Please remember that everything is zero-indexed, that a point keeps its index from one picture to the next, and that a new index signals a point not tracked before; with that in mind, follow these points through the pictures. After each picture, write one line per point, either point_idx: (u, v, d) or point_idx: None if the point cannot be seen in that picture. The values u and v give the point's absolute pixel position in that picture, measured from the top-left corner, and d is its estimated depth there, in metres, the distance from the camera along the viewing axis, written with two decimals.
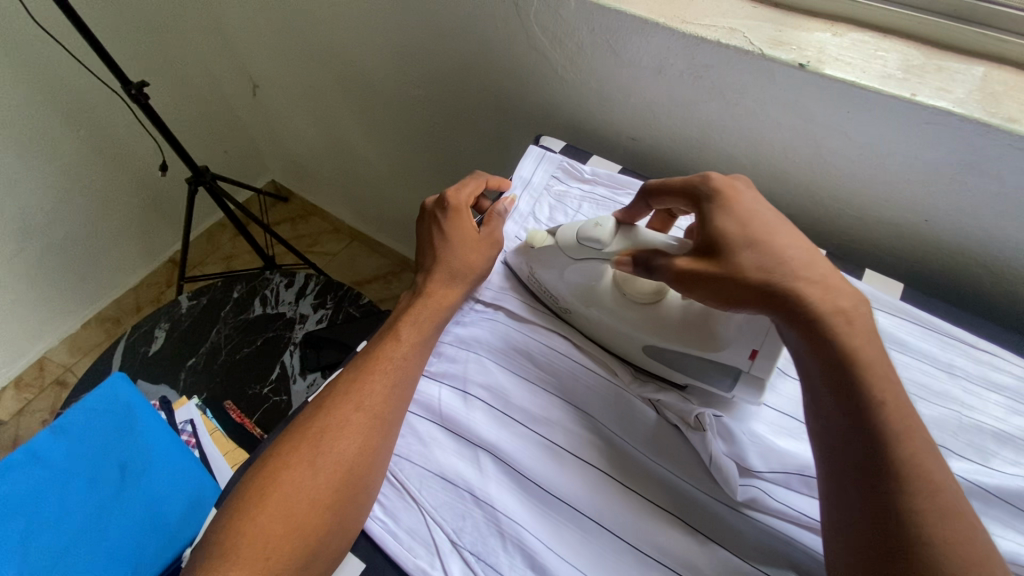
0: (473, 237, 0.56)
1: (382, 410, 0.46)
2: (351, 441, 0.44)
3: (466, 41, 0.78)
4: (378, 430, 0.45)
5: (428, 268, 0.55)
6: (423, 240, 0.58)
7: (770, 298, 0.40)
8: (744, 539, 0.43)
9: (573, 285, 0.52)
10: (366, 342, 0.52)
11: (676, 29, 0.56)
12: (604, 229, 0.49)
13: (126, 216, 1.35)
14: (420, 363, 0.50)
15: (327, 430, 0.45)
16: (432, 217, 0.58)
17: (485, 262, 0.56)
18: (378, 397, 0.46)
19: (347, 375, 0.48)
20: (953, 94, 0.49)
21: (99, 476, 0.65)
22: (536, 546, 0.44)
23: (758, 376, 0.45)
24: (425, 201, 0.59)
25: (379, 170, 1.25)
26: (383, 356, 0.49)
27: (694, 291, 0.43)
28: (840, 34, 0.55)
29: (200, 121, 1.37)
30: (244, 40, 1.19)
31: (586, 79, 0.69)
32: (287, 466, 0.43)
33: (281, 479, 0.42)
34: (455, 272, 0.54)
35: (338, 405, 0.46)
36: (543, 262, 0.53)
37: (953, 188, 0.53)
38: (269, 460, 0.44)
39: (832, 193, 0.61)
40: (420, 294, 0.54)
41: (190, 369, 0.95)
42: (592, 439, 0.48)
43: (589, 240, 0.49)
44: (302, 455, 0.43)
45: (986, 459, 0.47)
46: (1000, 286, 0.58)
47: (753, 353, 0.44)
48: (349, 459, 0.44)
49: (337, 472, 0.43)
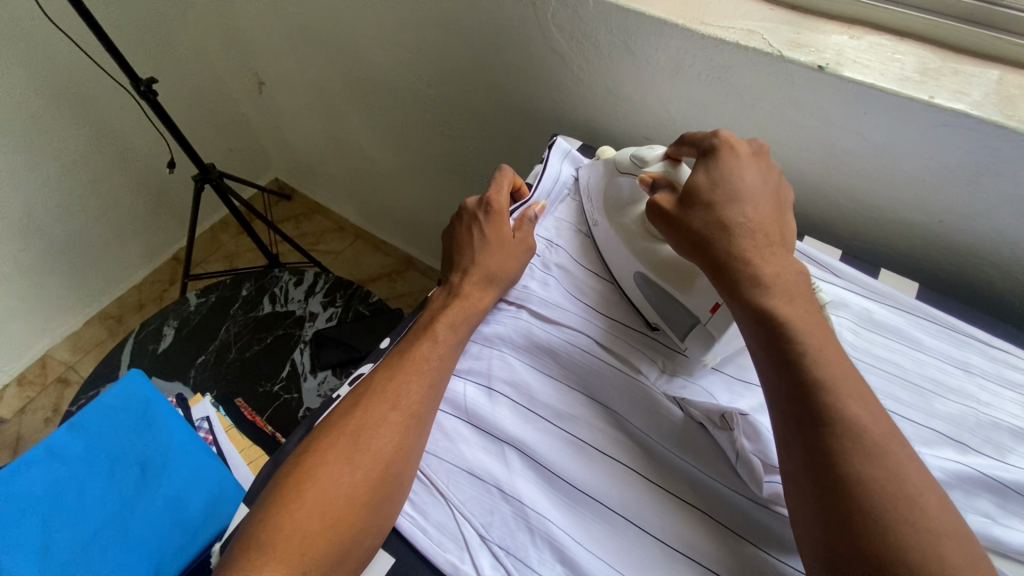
0: (510, 241, 0.56)
1: (417, 409, 0.47)
2: (388, 439, 0.45)
3: (482, 40, 0.78)
4: (413, 429, 0.46)
5: (463, 268, 0.56)
6: (460, 239, 0.58)
7: (707, 246, 0.45)
8: (771, 534, 0.44)
9: (609, 196, 0.57)
10: (398, 342, 0.52)
11: (695, 30, 0.57)
12: (654, 153, 0.53)
13: (130, 214, 1.34)
14: (451, 363, 0.51)
15: (365, 427, 0.45)
16: (471, 218, 0.58)
17: (519, 266, 0.56)
18: (414, 395, 0.47)
19: (382, 372, 0.49)
20: (970, 96, 0.50)
21: (120, 472, 0.65)
22: (566, 541, 0.44)
23: (710, 331, 0.48)
24: (463, 202, 0.60)
25: (387, 168, 1.25)
26: (419, 356, 0.49)
27: (660, 223, 0.49)
28: (857, 37, 0.55)
29: (205, 118, 1.37)
30: (251, 37, 1.19)
31: (602, 79, 0.70)
32: (325, 462, 0.43)
33: (319, 475, 0.43)
34: (492, 275, 0.55)
35: (373, 402, 0.46)
36: (600, 173, 0.59)
37: (968, 188, 0.54)
38: (306, 455, 0.44)
39: (847, 193, 0.62)
40: (456, 294, 0.54)
41: (200, 367, 0.95)
42: (618, 436, 0.48)
43: (637, 157, 0.54)
44: (340, 451, 0.44)
45: (1003, 455, 0.47)
46: (1009, 284, 0.60)
47: (714, 306, 0.47)
48: (386, 457, 0.44)
49: (375, 469, 0.44)
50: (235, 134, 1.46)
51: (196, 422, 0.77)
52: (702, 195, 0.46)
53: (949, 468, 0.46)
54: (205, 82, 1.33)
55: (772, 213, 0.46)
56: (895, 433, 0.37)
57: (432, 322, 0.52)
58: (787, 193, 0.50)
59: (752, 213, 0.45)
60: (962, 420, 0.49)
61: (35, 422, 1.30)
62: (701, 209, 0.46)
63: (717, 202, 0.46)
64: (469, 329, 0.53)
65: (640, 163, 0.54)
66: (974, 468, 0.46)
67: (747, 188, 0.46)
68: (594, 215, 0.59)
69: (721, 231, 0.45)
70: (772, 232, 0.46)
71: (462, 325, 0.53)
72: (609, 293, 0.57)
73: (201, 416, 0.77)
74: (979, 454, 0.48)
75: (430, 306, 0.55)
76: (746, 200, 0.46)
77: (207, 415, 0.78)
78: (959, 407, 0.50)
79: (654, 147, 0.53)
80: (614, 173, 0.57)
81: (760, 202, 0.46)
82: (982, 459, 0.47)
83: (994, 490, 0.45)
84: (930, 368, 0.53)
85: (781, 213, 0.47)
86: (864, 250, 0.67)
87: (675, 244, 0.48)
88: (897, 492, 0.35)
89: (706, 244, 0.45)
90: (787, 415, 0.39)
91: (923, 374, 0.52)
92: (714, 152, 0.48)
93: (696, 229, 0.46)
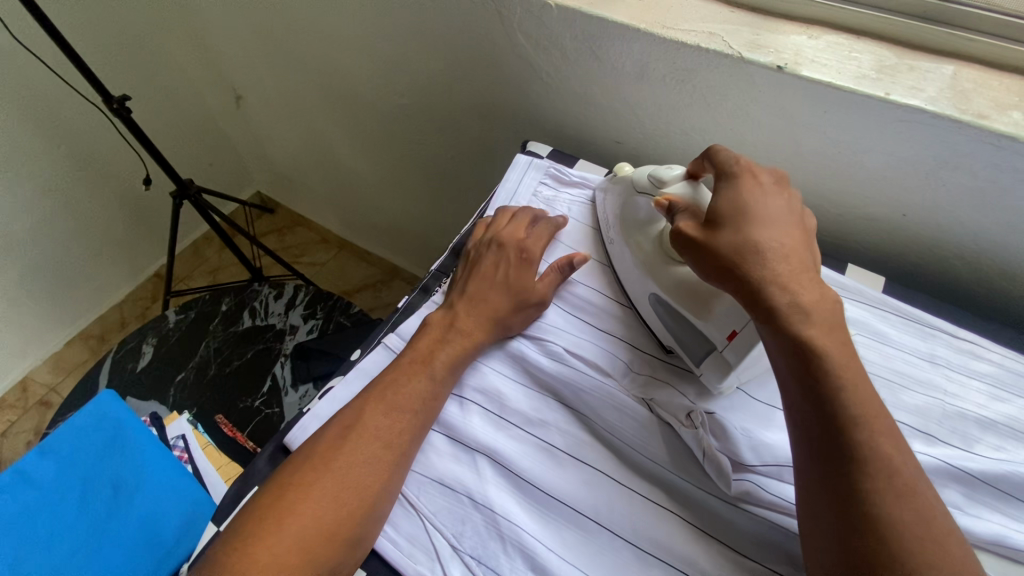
0: (513, 272, 0.56)
1: (404, 446, 0.46)
2: (375, 476, 0.44)
3: (452, 48, 0.78)
4: (399, 466, 0.46)
5: (467, 301, 0.55)
6: (470, 271, 0.58)
7: (733, 271, 0.42)
8: (742, 533, 0.44)
9: (626, 215, 0.56)
10: (383, 372, 0.51)
11: (657, 35, 0.58)
12: (673, 174, 0.51)
13: (109, 232, 1.32)
14: (440, 394, 0.50)
15: (357, 465, 0.44)
16: (482, 249, 0.59)
17: (508, 298, 0.54)
18: (402, 432, 0.47)
19: (367, 398, 0.48)
20: (925, 92, 0.51)
21: (92, 494, 0.65)
22: (538, 548, 0.44)
23: (727, 358, 0.46)
24: (475, 232, 0.61)
25: (366, 178, 1.24)
26: (411, 390, 0.48)
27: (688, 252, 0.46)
28: (815, 37, 0.56)
29: (182, 134, 1.36)
30: (225, 51, 1.18)
31: (571, 85, 0.71)
32: (308, 498, 0.42)
33: (302, 512, 0.42)
34: (496, 319, 0.53)
35: (364, 437, 0.45)
36: (618, 193, 0.57)
37: (929, 182, 0.55)
38: (285, 489, 0.43)
39: (812, 191, 0.63)
40: (452, 327, 0.53)
41: (179, 385, 0.94)
42: (590, 440, 0.48)
43: (653, 178, 0.52)
44: (325, 488, 0.43)
45: (970, 445, 0.48)
46: (974, 274, 0.60)
47: (732, 334, 0.45)
48: (371, 494, 0.44)
49: (360, 506, 0.43)
50: (214, 148, 1.46)
51: (171, 441, 0.76)
52: (729, 216, 0.44)
53: (915, 460, 0.46)
54: (182, 98, 1.32)
55: (800, 239, 0.43)
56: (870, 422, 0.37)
57: (433, 355, 0.51)
58: (812, 225, 0.47)
59: (779, 237, 0.42)
60: (929, 412, 0.50)
61: (17, 444, 1.29)
62: (727, 230, 0.43)
63: (743, 224, 0.43)
64: (475, 354, 0.52)
65: (658, 184, 0.52)
66: (941, 459, 0.46)
67: (771, 214, 0.43)
68: (609, 232, 0.58)
69: (748, 256, 0.42)
70: (801, 257, 0.42)
71: (460, 364, 0.51)
72: (589, 299, 0.57)
73: (176, 435, 0.76)
74: (946, 445, 0.48)
75: (427, 329, 0.54)
76: (772, 223, 0.43)
77: (183, 434, 0.77)
78: (926, 398, 0.51)
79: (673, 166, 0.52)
80: (631, 193, 0.55)
81: (787, 227, 0.43)
82: (948, 450, 0.47)
83: (960, 480, 0.46)
84: (896, 361, 0.53)
85: (810, 243, 0.44)
86: (833, 246, 0.67)
87: (702, 269, 0.45)
88: (880, 491, 0.34)
89: (737, 270, 0.42)
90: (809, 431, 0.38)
91: (890, 367, 0.53)
92: (736, 176, 0.46)
93: (723, 251, 0.43)
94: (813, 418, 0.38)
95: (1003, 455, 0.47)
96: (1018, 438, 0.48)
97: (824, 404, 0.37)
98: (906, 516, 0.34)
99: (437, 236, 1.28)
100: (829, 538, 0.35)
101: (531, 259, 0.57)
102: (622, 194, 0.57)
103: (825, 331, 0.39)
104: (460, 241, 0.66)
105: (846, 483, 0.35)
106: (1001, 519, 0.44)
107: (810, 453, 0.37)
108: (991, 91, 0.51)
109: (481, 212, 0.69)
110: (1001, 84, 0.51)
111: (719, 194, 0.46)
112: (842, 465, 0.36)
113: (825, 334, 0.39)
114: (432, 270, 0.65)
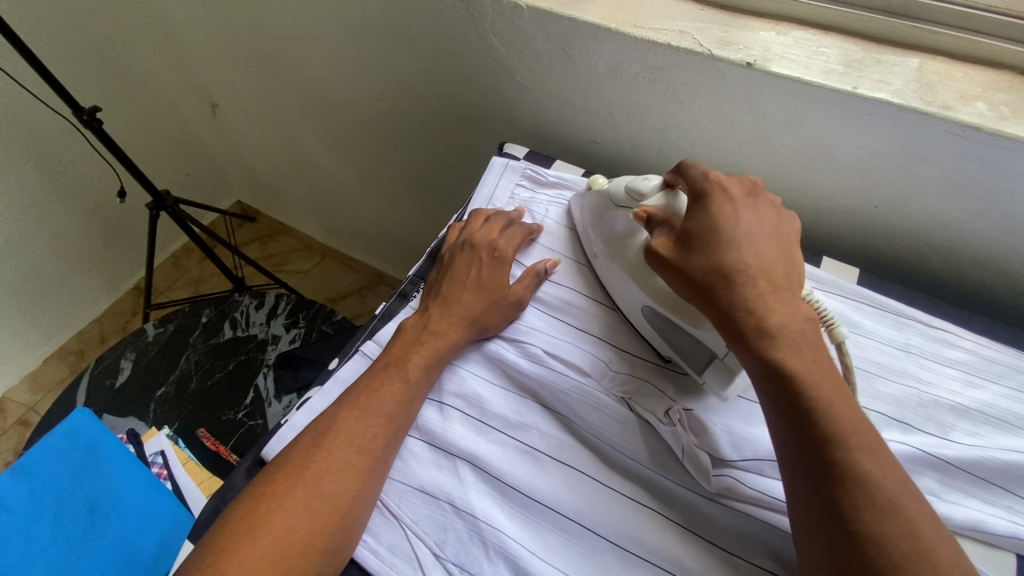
0: (489, 271, 0.56)
1: (381, 453, 0.46)
2: (350, 483, 0.44)
3: (426, 51, 0.78)
4: (376, 474, 0.45)
5: (442, 298, 0.54)
6: (441, 275, 0.57)
7: (710, 295, 0.42)
8: (723, 529, 0.44)
9: (603, 232, 0.55)
10: (361, 376, 0.51)
11: (628, 34, 0.58)
12: (650, 184, 0.51)
13: (85, 246, 1.30)
14: (418, 399, 0.49)
15: (328, 472, 0.43)
16: (455, 252, 0.58)
17: (484, 300, 0.54)
18: (379, 439, 0.46)
19: (347, 401, 0.48)
20: (892, 85, 0.51)
21: (68, 515, 0.64)
22: (520, 552, 0.44)
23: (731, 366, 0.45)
24: (449, 236, 0.62)
25: (345, 183, 1.23)
26: (387, 395, 0.48)
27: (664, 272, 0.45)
28: (783, 33, 0.57)
29: (158, 145, 1.34)
30: (198, 59, 1.17)
31: (545, 86, 0.70)
32: (281, 509, 0.42)
33: (275, 523, 0.41)
34: (471, 319, 0.53)
35: (337, 445, 0.45)
36: (594, 207, 0.57)
37: (900, 174, 0.56)
38: (258, 500, 0.42)
39: (786, 186, 0.64)
40: (424, 329, 0.52)
41: (159, 400, 0.92)
42: (571, 441, 0.48)
43: (631, 191, 0.51)
44: (299, 497, 0.42)
45: (945, 432, 0.48)
46: (947, 264, 0.61)
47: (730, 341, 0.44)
48: (345, 503, 0.43)
49: (336, 515, 0.42)
50: (191, 158, 1.43)
51: (150, 458, 0.74)
52: (702, 238, 0.43)
53: (894, 450, 0.47)
54: (158, 107, 1.30)
55: (775, 256, 0.43)
56: (843, 411, 0.37)
57: (406, 357, 0.50)
58: (793, 229, 0.46)
59: (756, 256, 0.42)
60: (904, 401, 0.50)
61: None
62: (699, 252, 0.43)
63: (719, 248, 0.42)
64: (452, 356, 0.52)
65: (637, 196, 0.51)
66: (917, 448, 0.47)
67: (747, 233, 0.43)
68: (593, 248, 0.57)
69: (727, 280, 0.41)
70: (780, 273, 0.43)
71: (435, 366, 0.51)
72: (569, 300, 0.56)
73: (155, 451, 0.75)
74: (922, 433, 0.48)
75: (401, 333, 0.53)
76: (749, 242, 0.43)
77: (161, 450, 0.75)
78: (901, 388, 0.51)
79: (650, 177, 0.51)
80: (608, 206, 0.55)
81: (763, 242, 0.43)
82: (924, 438, 0.48)
83: (936, 468, 0.46)
84: (872, 352, 0.54)
85: (786, 254, 0.44)
86: (809, 240, 0.68)
87: (676, 288, 0.45)
88: (866, 507, 0.34)
89: (717, 294, 0.42)
90: (786, 447, 0.38)
91: (867, 358, 0.53)
92: (706, 196, 0.45)
93: (698, 274, 0.42)
94: (785, 433, 0.38)
95: (978, 441, 0.48)
96: (992, 424, 0.49)
97: (795, 418, 0.38)
98: (895, 530, 0.33)
99: (420, 239, 1.27)
100: (823, 551, 0.35)
101: (503, 258, 0.57)
102: (599, 207, 0.56)
103: (789, 336, 0.40)
104: (438, 245, 0.66)
105: (829, 499, 0.35)
106: (977, 505, 0.44)
107: (793, 470, 0.38)
108: (956, 83, 0.51)
109: (460, 214, 0.68)
110: (965, 76, 0.52)
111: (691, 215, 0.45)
112: (821, 482, 0.36)
113: (792, 334, 0.40)
114: (411, 274, 0.64)
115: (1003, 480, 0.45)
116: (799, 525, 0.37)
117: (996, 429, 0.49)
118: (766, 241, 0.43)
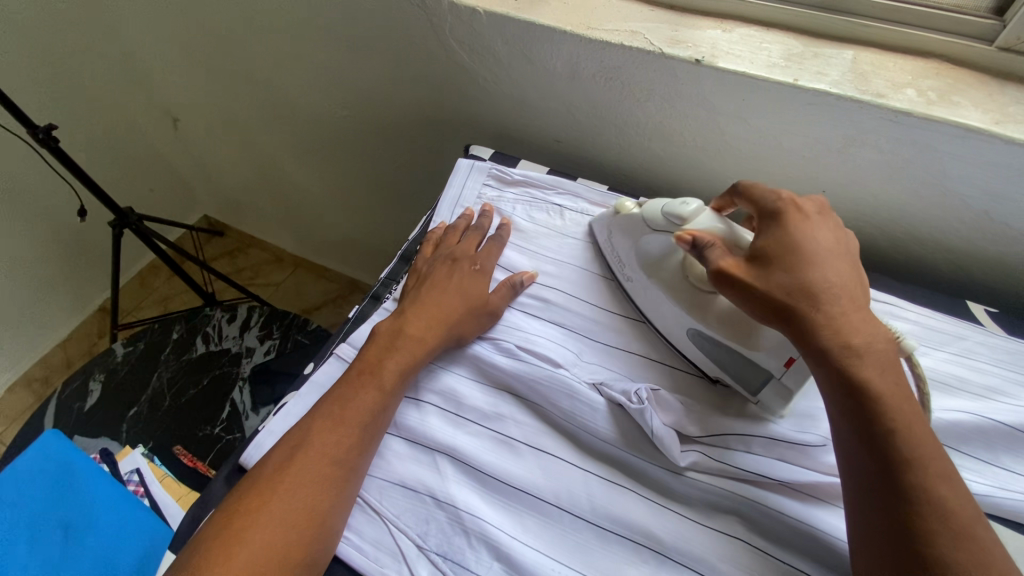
0: (469, 274, 0.58)
1: (355, 462, 0.47)
2: (324, 495, 0.44)
3: (386, 57, 0.79)
4: (349, 482, 0.46)
5: (416, 301, 0.56)
6: (420, 280, 0.59)
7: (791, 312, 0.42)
8: (692, 500, 0.46)
9: (640, 254, 0.55)
10: (336, 382, 0.51)
11: (583, 35, 0.60)
12: (689, 209, 0.50)
13: (46, 269, 1.26)
14: (392, 406, 0.50)
15: (301, 485, 0.44)
16: (432, 263, 0.60)
17: (462, 305, 0.55)
18: (352, 451, 0.47)
19: (328, 403, 0.49)
20: (830, 76, 0.55)
21: (44, 535, 0.64)
22: (502, 539, 0.45)
23: (787, 385, 0.46)
24: (422, 250, 0.63)
25: (312, 192, 1.22)
26: (357, 406, 0.48)
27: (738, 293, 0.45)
28: (729, 30, 0.60)
29: (117, 162, 1.31)
30: (158, 73, 1.15)
31: (507, 87, 0.72)
32: (252, 525, 0.42)
33: (249, 539, 0.41)
34: (446, 317, 0.54)
35: (310, 457, 0.45)
36: (623, 230, 0.57)
37: (842, 159, 0.59)
38: (232, 516, 0.42)
39: (740, 175, 0.67)
40: (399, 332, 0.53)
41: (132, 420, 0.91)
42: (546, 430, 0.50)
43: (671, 214, 0.51)
44: (272, 513, 0.42)
45: None
46: (892, 242, 0.65)
47: (789, 360, 0.45)
48: (321, 513, 0.44)
49: (310, 525, 0.43)
50: (154, 173, 1.41)
51: (125, 476, 0.74)
52: (778, 254, 0.44)
53: None
54: (116, 122, 1.27)
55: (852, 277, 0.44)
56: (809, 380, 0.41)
57: (380, 364, 0.51)
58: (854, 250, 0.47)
59: (830, 275, 0.43)
60: None
61: None
62: (780, 269, 0.43)
63: (799, 265, 0.43)
64: (429, 358, 0.53)
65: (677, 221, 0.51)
66: None
67: (821, 250, 0.44)
68: (627, 269, 0.56)
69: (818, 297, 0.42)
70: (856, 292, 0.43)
71: (410, 371, 0.51)
72: (551, 298, 0.59)
73: (130, 470, 0.74)
74: None
75: (375, 337, 0.53)
76: (825, 263, 0.43)
77: (136, 468, 0.74)
78: None
79: (688, 201, 0.51)
80: (642, 228, 0.55)
81: (837, 262, 0.44)
82: None
83: None
84: None
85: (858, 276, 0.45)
86: None
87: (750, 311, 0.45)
88: (948, 514, 0.34)
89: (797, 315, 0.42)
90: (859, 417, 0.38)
91: None
92: (781, 214, 0.47)
93: (778, 293, 0.42)
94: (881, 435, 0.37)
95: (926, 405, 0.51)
96: (937, 387, 0.52)
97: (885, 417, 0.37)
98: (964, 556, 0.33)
99: (391, 245, 1.27)
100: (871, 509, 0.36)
101: (483, 270, 0.59)
102: (630, 230, 0.56)
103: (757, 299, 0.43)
104: (409, 248, 0.68)
105: (907, 493, 0.35)
106: None
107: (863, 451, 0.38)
108: (888, 72, 0.55)
109: (428, 217, 0.70)
110: (896, 65, 0.56)
111: (766, 232, 0.46)
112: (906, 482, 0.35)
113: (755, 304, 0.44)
114: (382, 277, 0.66)
115: (952, 439, 0.48)
116: (869, 515, 0.36)
117: (942, 392, 0.52)
118: (839, 261, 0.44)
